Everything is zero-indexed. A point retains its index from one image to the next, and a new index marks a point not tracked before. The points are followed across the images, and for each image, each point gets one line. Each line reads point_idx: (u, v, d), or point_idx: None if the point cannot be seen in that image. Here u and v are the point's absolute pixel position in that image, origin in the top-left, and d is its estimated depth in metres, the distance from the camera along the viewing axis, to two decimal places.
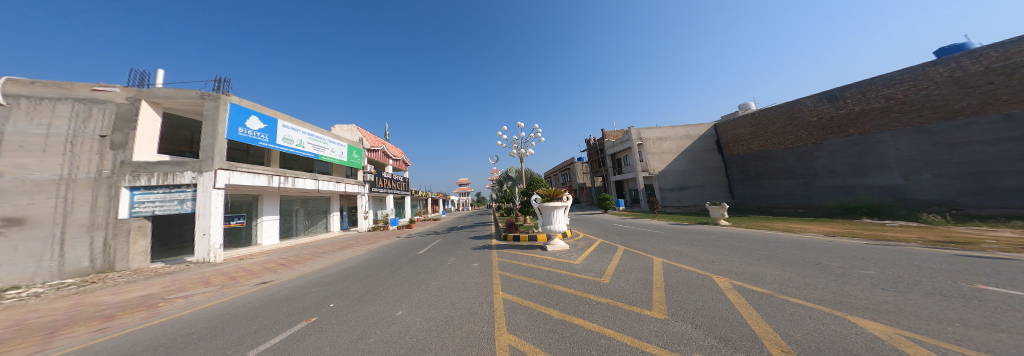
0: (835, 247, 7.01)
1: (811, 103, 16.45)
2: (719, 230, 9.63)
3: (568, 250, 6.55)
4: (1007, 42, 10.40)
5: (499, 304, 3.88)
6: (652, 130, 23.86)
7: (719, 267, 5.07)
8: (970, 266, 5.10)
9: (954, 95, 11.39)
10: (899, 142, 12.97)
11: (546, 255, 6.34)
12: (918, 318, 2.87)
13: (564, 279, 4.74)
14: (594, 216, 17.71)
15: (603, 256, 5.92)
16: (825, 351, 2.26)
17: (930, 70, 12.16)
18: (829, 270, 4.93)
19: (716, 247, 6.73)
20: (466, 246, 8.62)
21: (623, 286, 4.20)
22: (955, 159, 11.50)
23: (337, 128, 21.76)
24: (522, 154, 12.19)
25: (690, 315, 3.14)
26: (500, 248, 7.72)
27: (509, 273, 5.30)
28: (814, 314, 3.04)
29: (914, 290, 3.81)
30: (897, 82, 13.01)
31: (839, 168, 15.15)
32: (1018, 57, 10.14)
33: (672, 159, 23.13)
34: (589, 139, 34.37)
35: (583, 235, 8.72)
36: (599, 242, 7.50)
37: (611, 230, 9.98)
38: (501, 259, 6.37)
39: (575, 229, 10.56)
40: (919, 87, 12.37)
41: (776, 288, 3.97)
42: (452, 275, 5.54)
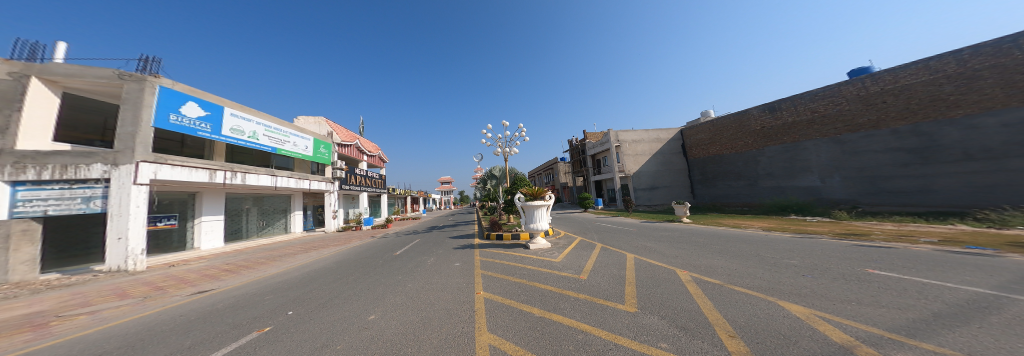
0: (773, 240, 8.07)
1: (755, 113, 18.70)
2: (682, 227, 10.55)
3: (550, 248, 6.71)
4: (896, 68, 12.72)
5: (480, 303, 3.85)
6: (628, 133, 25.25)
7: (681, 261, 5.57)
8: (869, 253, 6.18)
9: (859, 111, 13.75)
10: (820, 150, 15.27)
11: (526, 253, 6.44)
12: (830, 299, 3.42)
13: (542, 276, 4.85)
14: (574, 215, 18.35)
15: (581, 254, 6.16)
16: (762, 333, 2.58)
17: (843, 89, 14.50)
18: (768, 261, 5.65)
19: (679, 242, 7.37)
20: (449, 245, 8.42)
21: (599, 282, 4.43)
22: (857, 166, 13.87)
23: (302, 120, 19.94)
24: (508, 153, 12.18)
25: (657, 307, 3.40)
26: (481, 247, 7.69)
27: (490, 272, 5.28)
28: (753, 300, 3.48)
29: (826, 275, 4.55)
30: (820, 98, 15.34)
31: (775, 172, 17.43)
32: (903, 81, 12.46)
33: (644, 160, 24.68)
34: (571, 140, 35.50)
35: (564, 233, 9.02)
36: (577, 239, 7.79)
37: (588, 228, 10.44)
38: (483, 258, 6.35)
39: (557, 227, 10.86)
40: (835, 102, 14.70)
41: (725, 279, 4.47)
42: (432, 276, 5.38)
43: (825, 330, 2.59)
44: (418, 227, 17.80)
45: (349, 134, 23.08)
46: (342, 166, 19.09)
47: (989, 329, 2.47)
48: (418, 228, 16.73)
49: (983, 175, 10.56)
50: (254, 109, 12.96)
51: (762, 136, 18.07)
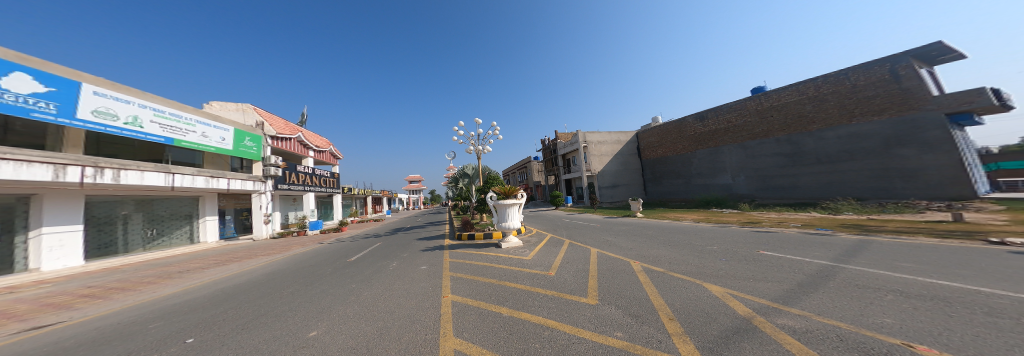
0: (702, 230, 9.45)
1: (686, 122, 21.81)
2: (636, 221, 11.62)
3: (521, 246, 6.70)
4: (779, 89, 16.12)
5: (447, 307, 3.60)
6: (595, 134, 26.51)
7: (634, 253, 6.06)
8: (767, 237, 7.63)
9: (756, 122, 17.11)
10: (731, 154, 18.43)
11: (496, 252, 6.36)
12: (742, 278, 4.07)
13: (511, 274, 4.81)
14: (546, 212, 18.73)
15: (551, 250, 6.30)
16: (697, 316, 2.83)
17: (746, 104, 17.86)
18: (698, 248, 6.55)
19: (633, 235, 8.09)
20: (416, 247, 7.85)
21: (566, 277, 4.54)
22: (755, 168, 17.15)
23: (217, 105, 16.31)
24: (480, 151, 11.81)
25: (615, 297, 3.62)
26: (450, 247, 7.36)
27: (459, 273, 5.02)
28: (686, 285, 3.94)
29: (738, 258, 5.44)
30: (730, 110, 18.67)
31: (700, 171, 20.49)
32: (783, 100, 15.85)
33: (608, 161, 26.34)
34: (545, 140, 35.96)
35: (535, 230, 9.14)
36: (547, 236, 7.94)
37: (558, 225, 10.78)
38: (452, 259, 6.03)
39: (529, 225, 11.00)
40: (741, 115, 18.03)
41: (668, 267, 5.00)
42: (393, 281, 4.90)
43: (733, 305, 3.06)
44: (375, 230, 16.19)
45: (285, 126, 19.75)
46: (275, 162, 16.09)
47: (847, 293, 3.15)
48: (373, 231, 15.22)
49: (827, 174, 14.01)
50: (136, 88, 10.13)
51: (694, 141, 20.96)
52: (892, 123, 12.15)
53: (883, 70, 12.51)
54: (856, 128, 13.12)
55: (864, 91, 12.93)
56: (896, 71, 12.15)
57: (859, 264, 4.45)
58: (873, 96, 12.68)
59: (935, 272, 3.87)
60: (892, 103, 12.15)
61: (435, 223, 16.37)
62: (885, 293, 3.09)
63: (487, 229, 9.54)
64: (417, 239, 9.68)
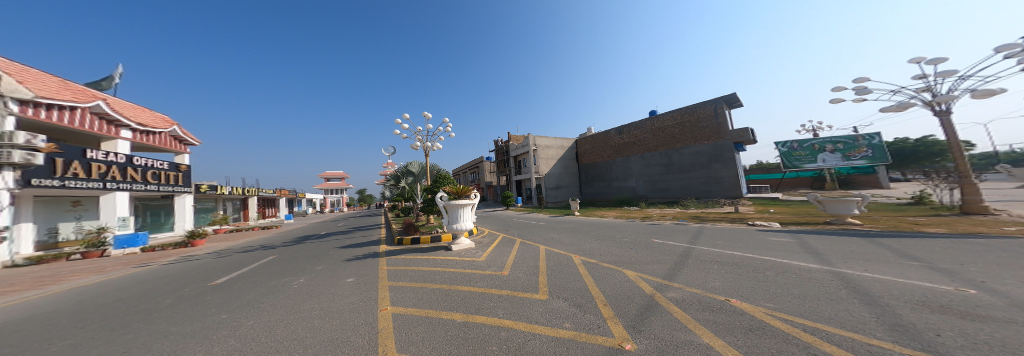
0: (620, 225, 11.15)
1: (599, 136, 25.83)
2: (572, 219, 12.84)
3: (474, 247, 6.49)
4: (658, 115, 21.04)
5: (388, 320, 3.15)
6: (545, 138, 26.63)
7: (575, 247, 6.67)
8: (665, 228, 9.56)
9: (645, 139, 21.76)
10: (631, 163, 22.62)
11: (445, 255, 5.97)
12: (651, 262, 4.91)
13: (462, 277, 4.60)
14: (500, 213, 17.59)
15: (503, 250, 6.28)
16: (621, 302, 3.19)
17: (638, 124, 22.50)
18: (620, 240, 7.69)
19: (574, 231, 8.89)
20: (339, 258, 6.55)
21: (519, 276, 4.62)
22: (645, 175, 21.55)
23: None
24: (430, 148, 10.93)
25: (562, 291, 3.86)
26: (387, 254, 6.44)
27: (401, 283, 4.46)
28: (610, 272, 4.55)
29: (643, 246, 6.62)
30: (629, 128, 23.10)
31: (610, 176, 24.35)
32: (660, 123, 20.78)
33: (553, 164, 26.62)
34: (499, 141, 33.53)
35: (488, 231, 8.95)
36: (500, 236, 7.92)
37: (508, 224, 10.80)
38: (389, 268, 5.31)
39: (482, 225, 10.74)
40: (635, 133, 22.60)
41: (601, 258, 5.68)
42: (307, 297, 3.95)
43: (642, 285, 3.69)
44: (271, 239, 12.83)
45: (61, 87, 11.83)
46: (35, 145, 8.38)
47: (712, 267, 4.20)
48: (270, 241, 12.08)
49: (686, 181, 19.00)
50: None
51: (615, 150, 24.14)
52: (713, 145, 17.84)
53: (711, 108, 18.15)
54: (698, 148, 18.48)
55: (702, 121, 18.42)
56: (717, 110, 17.85)
57: (706, 244, 6.05)
58: (706, 126, 18.23)
59: (754, 247, 5.55)
60: (715, 132, 17.77)
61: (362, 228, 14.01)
62: (741, 265, 4.26)
63: (433, 232, 8.71)
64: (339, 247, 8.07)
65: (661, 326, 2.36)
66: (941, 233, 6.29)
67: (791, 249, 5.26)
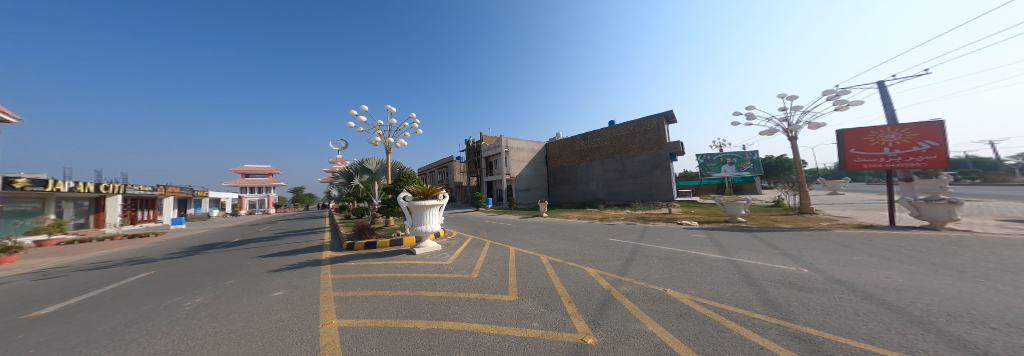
0: (582, 225, 11.54)
1: (561, 142, 26.83)
2: (541, 220, 12.96)
3: (440, 250, 6.07)
4: (612, 125, 22.60)
5: (330, 333, 2.61)
6: (516, 140, 26.41)
7: (543, 247, 6.66)
8: (624, 226, 10.15)
9: (600, 147, 23.20)
10: (589, 168, 23.91)
11: (405, 260, 5.44)
12: (602, 259, 4.89)
13: (425, 283, 4.17)
14: (467, 214, 16.97)
15: (472, 252, 5.97)
16: (584, 296, 3.15)
17: (595, 133, 23.89)
18: (584, 238, 7.90)
19: (542, 232, 8.93)
20: (263, 268, 5.32)
21: (489, 277, 4.38)
22: (602, 179, 22.92)
23: None
24: (390, 144, 9.92)
25: (532, 291, 3.73)
26: (332, 262, 5.56)
27: (350, 292, 3.82)
28: (572, 269, 4.50)
29: (601, 243, 6.77)
30: (587, 136, 24.40)
31: (572, 179, 25.38)
32: (614, 133, 22.35)
33: (523, 166, 26.44)
34: (468, 140, 31.91)
35: (455, 233, 8.50)
36: (469, 238, 7.57)
37: (478, 226, 10.44)
38: (332, 277, 4.50)
39: (449, 227, 10.20)
40: (592, 141, 23.96)
41: (568, 255, 5.72)
42: (213, 311, 3.09)
43: (601, 280, 3.66)
44: (159, 247, 10.02)
45: None
46: None
47: (654, 261, 4.52)
48: (159, 252, 9.39)
49: (636, 185, 20.66)
50: None
51: (579, 155, 24.93)
52: (655, 155, 19.82)
53: (655, 122, 20.05)
54: (645, 157, 20.31)
55: (647, 133, 20.28)
56: (659, 124, 19.79)
57: (655, 242, 6.45)
58: (651, 137, 20.12)
59: (682, 243, 6.15)
60: (658, 144, 19.71)
61: (301, 231, 12.07)
62: (695, 259, 4.59)
63: (393, 235, 7.90)
64: (266, 257, 6.65)
65: (616, 318, 2.36)
66: (835, 229, 7.69)
67: (703, 243, 6.06)
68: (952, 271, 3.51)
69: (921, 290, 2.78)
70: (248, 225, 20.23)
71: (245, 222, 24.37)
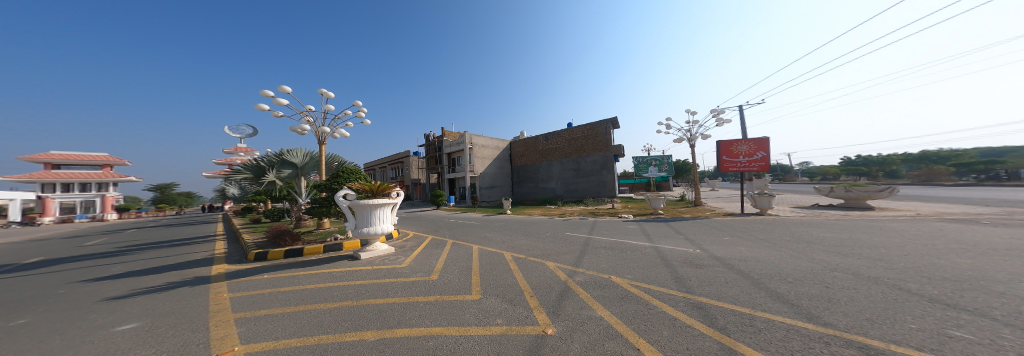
0: (540, 221, 11.94)
1: (521, 141, 27.34)
2: (503, 217, 13.04)
3: (395, 253, 5.79)
4: (568, 127, 23.75)
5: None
6: (481, 138, 26.03)
7: (506, 244, 6.69)
8: (579, 221, 10.75)
9: (556, 147, 24.23)
10: (547, 167, 24.80)
11: (348, 268, 4.79)
12: (559, 253, 5.18)
13: (374, 291, 3.65)
14: (425, 213, 16.18)
15: (433, 252, 5.85)
16: (540, 287, 3.20)
17: (552, 133, 24.84)
18: (542, 233, 8.16)
19: (504, 229, 9.07)
20: (105, 292, 3.66)
21: (451, 278, 4.11)
22: (558, 177, 23.94)
23: None
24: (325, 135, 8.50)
25: (493, 286, 3.58)
26: (229, 278, 4.26)
27: (272, 308, 2.97)
28: (533, 263, 4.55)
29: (560, 237, 7.02)
30: (545, 136, 25.28)
31: (532, 177, 26.06)
32: (569, 135, 23.55)
33: (488, 163, 26.23)
34: (428, 135, 30.15)
35: (413, 233, 8.07)
36: (428, 239, 7.30)
37: (438, 225, 10.07)
38: (236, 297, 3.36)
39: (405, 227, 9.63)
40: (549, 141, 24.90)
41: (530, 251, 5.75)
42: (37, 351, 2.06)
43: (559, 274, 3.74)
44: None
45: None
46: None
47: (601, 251, 4.96)
48: None
49: (588, 183, 22.07)
50: None
51: (541, 154, 25.37)
52: (604, 157, 21.49)
53: (604, 126, 21.71)
54: (595, 158, 21.86)
55: (597, 137, 21.88)
56: (608, 128, 21.48)
57: (605, 235, 6.98)
58: (600, 141, 21.75)
59: (628, 234, 6.89)
60: (606, 147, 21.39)
61: (188, 237, 9.35)
62: (643, 249, 4.95)
63: (328, 240, 6.92)
64: (135, 271, 4.93)
65: (572, 307, 2.54)
66: (745, 218, 9.20)
67: (636, 233, 6.92)
68: (804, 247, 4.81)
69: (793, 265, 3.69)
70: (105, 231, 15.07)
71: (126, 225, 18.95)
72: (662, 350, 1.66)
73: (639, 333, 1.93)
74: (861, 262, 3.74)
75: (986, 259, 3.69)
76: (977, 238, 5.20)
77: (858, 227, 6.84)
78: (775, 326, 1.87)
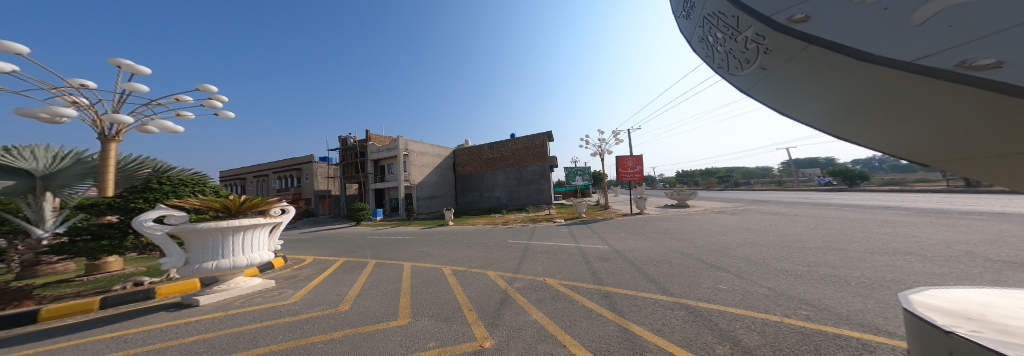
0: (481, 231, 11.55)
1: (462, 150, 26.96)
2: (442, 230, 12.19)
3: (281, 286, 3.88)
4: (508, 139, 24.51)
5: None
6: (418, 144, 24.34)
7: (446, 259, 6.03)
8: (519, 229, 10.77)
9: (498, 157, 24.70)
10: (489, 176, 24.93)
11: (146, 327, 2.58)
12: (499, 261, 5.19)
13: (227, 344, 2.10)
14: (343, 232, 13.71)
15: (343, 279, 4.25)
16: (479, 299, 3.09)
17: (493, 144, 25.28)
18: (485, 244, 7.72)
19: (444, 243, 8.47)
20: None
21: (372, 304, 3.00)
22: (501, 186, 24.28)
23: None
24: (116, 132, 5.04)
25: (427, 307, 2.88)
26: None
27: None
28: (481, 278, 4.10)
29: (504, 248, 6.71)
30: (486, 147, 25.51)
31: (475, 186, 25.73)
32: (509, 146, 24.36)
33: (427, 172, 24.66)
34: (346, 138, 25.74)
35: (323, 256, 6.64)
36: (334, 264, 5.52)
37: (360, 244, 8.60)
38: None
39: (312, 250, 7.78)
40: (491, 152, 25.26)
41: (473, 265, 5.18)
42: None
43: (500, 283, 3.71)
44: None
45: None
46: None
47: (538, 256, 5.19)
48: None
49: (528, 191, 23.11)
50: None
51: (486, 163, 25.46)
52: (542, 167, 22.98)
53: (540, 139, 23.34)
54: (534, 168, 23.16)
55: (535, 149, 23.31)
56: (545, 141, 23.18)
57: (546, 241, 7.03)
58: (538, 152, 23.24)
59: (560, 238, 7.29)
60: (544, 157, 22.97)
61: None
62: (583, 254, 5.00)
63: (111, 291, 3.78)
64: None
65: (513, 316, 2.51)
66: (656, 217, 10.80)
67: (567, 236, 7.41)
68: (668, 236, 6.33)
69: (680, 254, 4.60)
70: None
71: None
72: (582, 343, 1.83)
73: (566, 329, 2.07)
74: (693, 244, 5.31)
75: (814, 245, 4.96)
76: (775, 223, 7.72)
77: (730, 220, 8.74)
78: (647, 302, 2.52)
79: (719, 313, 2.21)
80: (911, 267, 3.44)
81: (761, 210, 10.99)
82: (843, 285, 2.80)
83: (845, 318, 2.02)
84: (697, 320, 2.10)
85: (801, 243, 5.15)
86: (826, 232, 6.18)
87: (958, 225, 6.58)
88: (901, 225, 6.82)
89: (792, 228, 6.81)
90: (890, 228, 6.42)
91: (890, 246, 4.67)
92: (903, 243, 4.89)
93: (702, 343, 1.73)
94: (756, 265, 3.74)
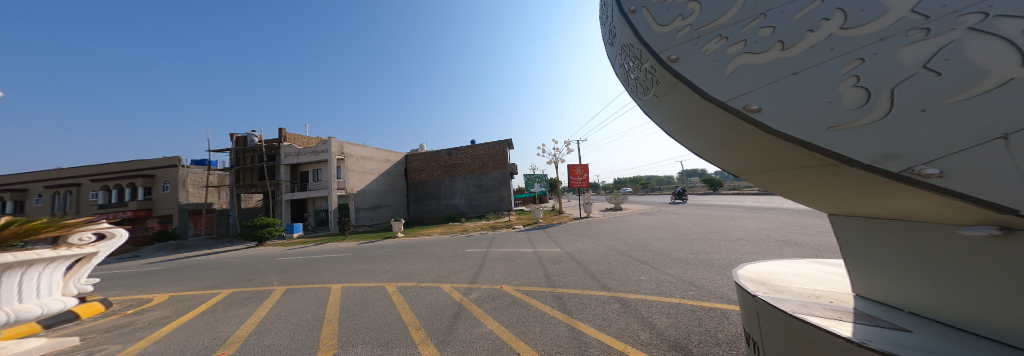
0: (432, 241, 10.96)
1: (417, 157, 25.55)
2: (394, 243, 11.18)
3: (115, 339, 2.94)
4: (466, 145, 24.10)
5: None
6: (357, 147, 22.08)
7: (392, 275, 5.50)
8: (474, 238, 10.51)
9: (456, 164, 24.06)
10: (447, 183, 24.08)
11: None
12: (454, 273, 4.92)
13: None
14: (262, 252, 11.58)
15: (233, 315, 3.50)
16: (430, 316, 2.85)
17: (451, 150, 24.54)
18: (439, 255, 7.30)
19: (389, 257, 7.78)
20: None
21: (281, 341, 2.52)
22: (460, 193, 23.60)
23: None
24: None
25: (363, 333, 2.53)
26: None
27: None
28: (433, 292, 3.83)
29: (458, 258, 6.44)
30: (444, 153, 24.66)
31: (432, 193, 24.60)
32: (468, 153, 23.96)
33: (372, 179, 22.63)
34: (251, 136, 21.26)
35: (210, 289, 5.38)
36: (210, 299, 4.49)
37: (264, 270, 7.21)
38: None
39: (204, 281, 6.30)
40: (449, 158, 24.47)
41: (423, 279, 4.80)
42: None
43: (451, 296, 3.51)
44: None
45: None
46: None
47: (496, 264, 5.06)
48: None
49: (488, 198, 22.95)
50: None
51: (443, 170, 24.58)
52: (501, 173, 23.12)
53: (500, 146, 23.50)
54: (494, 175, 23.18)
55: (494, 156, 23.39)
56: (504, 149, 23.43)
57: (499, 248, 6.96)
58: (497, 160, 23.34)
59: (518, 244, 7.31)
60: (503, 164, 23.17)
61: None
62: (535, 259, 5.04)
63: None
64: None
65: (466, 330, 2.34)
66: (600, 219, 11.62)
67: (525, 242, 7.45)
68: (607, 236, 6.84)
69: (617, 252, 4.97)
70: None
71: None
72: (536, 349, 1.78)
73: (520, 336, 2.02)
74: (625, 242, 5.78)
75: (718, 235, 5.91)
76: (689, 219, 9.05)
77: (663, 218, 9.91)
78: (591, 299, 2.62)
79: (643, 301, 2.41)
80: (743, 248, 4.43)
81: (669, 210, 12.86)
82: (713, 268, 3.38)
83: (715, 294, 2.49)
84: (628, 311, 2.25)
85: (711, 234, 6.11)
86: (721, 225, 7.48)
87: (803, 212, 8.73)
88: (774, 215, 8.69)
89: (697, 224, 8.02)
90: (764, 218, 8.15)
91: (760, 232, 5.90)
92: (774, 229, 6.20)
93: (635, 331, 1.86)
94: (664, 256, 4.22)
